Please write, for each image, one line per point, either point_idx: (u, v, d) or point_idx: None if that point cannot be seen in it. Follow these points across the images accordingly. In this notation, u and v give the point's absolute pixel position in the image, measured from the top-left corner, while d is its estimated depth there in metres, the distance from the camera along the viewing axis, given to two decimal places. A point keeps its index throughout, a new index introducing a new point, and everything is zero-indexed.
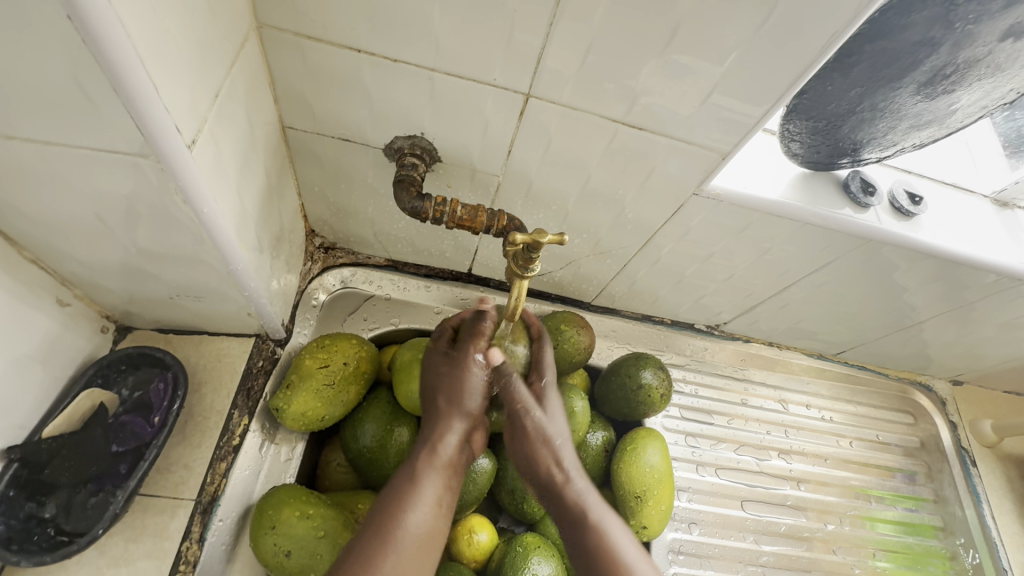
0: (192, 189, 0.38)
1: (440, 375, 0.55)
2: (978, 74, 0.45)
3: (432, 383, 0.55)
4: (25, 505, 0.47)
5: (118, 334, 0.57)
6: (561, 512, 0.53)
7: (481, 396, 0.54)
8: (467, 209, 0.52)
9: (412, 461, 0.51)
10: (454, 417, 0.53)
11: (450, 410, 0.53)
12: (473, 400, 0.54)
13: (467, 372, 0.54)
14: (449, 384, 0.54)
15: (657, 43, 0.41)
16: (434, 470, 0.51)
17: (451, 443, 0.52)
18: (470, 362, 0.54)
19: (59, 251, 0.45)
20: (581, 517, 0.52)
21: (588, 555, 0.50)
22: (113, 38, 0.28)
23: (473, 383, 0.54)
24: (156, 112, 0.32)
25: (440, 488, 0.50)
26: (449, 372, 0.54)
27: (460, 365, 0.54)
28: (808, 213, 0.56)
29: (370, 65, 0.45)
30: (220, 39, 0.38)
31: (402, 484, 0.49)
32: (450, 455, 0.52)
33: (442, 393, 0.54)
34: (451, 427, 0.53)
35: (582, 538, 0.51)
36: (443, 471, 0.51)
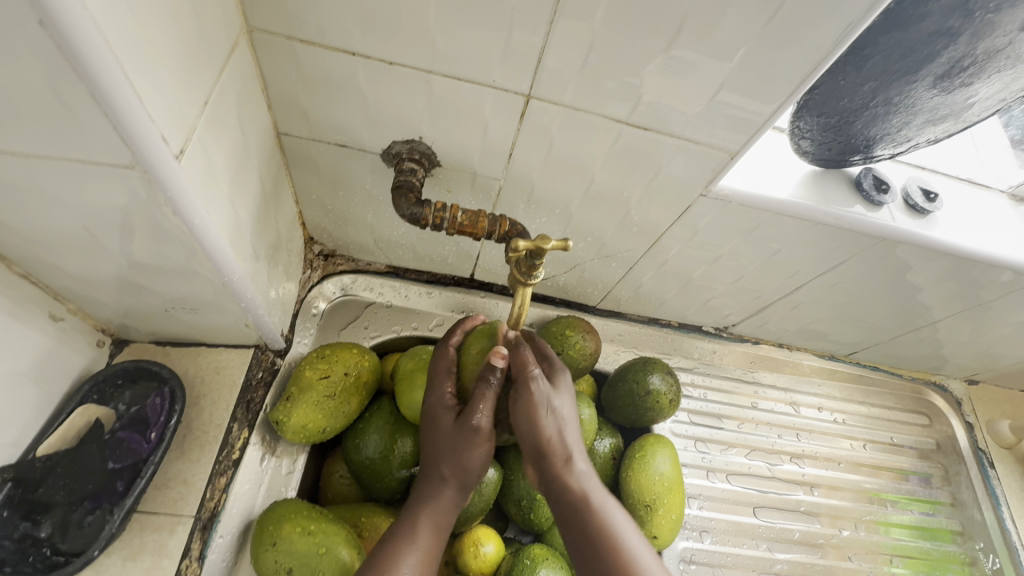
0: (180, 200, 0.37)
1: (444, 443, 0.51)
2: (997, 65, 0.43)
3: (431, 445, 0.52)
4: (20, 525, 0.46)
5: (115, 348, 0.56)
6: (561, 487, 0.51)
7: (484, 467, 0.52)
8: (468, 214, 0.50)
9: (409, 524, 0.50)
10: (452, 484, 0.52)
11: (450, 479, 0.51)
12: (477, 470, 0.52)
13: (478, 444, 0.51)
14: (454, 455, 0.51)
15: (661, 41, 0.40)
16: (429, 534, 0.50)
17: (446, 509, 0.51)
18: (481, 439, 0.51)
19: (50, 266, 0.44)
20: (583, 498, 0.50)
21: (594, 540, 0.48)
22: (89, 44, 0.26)
23: (478, 455, 0.51)
24: (142, 121, 0.31)
25: (433, 548, 0.49)
26: (450, 438, 0.51)
27: (469, 437, 0.50)
28: (819, 212, 0.55)
29: (365, 67, 0.44)
30: (208, 43, 0.36)
31: (394, 542, 0.48)
32: (445, 520, 0.51)
33: (444, 460, 0.51)
34: (447, 494, 0.52)
35: (586, 520, 0.49)
36: (440, 529, 0.50)
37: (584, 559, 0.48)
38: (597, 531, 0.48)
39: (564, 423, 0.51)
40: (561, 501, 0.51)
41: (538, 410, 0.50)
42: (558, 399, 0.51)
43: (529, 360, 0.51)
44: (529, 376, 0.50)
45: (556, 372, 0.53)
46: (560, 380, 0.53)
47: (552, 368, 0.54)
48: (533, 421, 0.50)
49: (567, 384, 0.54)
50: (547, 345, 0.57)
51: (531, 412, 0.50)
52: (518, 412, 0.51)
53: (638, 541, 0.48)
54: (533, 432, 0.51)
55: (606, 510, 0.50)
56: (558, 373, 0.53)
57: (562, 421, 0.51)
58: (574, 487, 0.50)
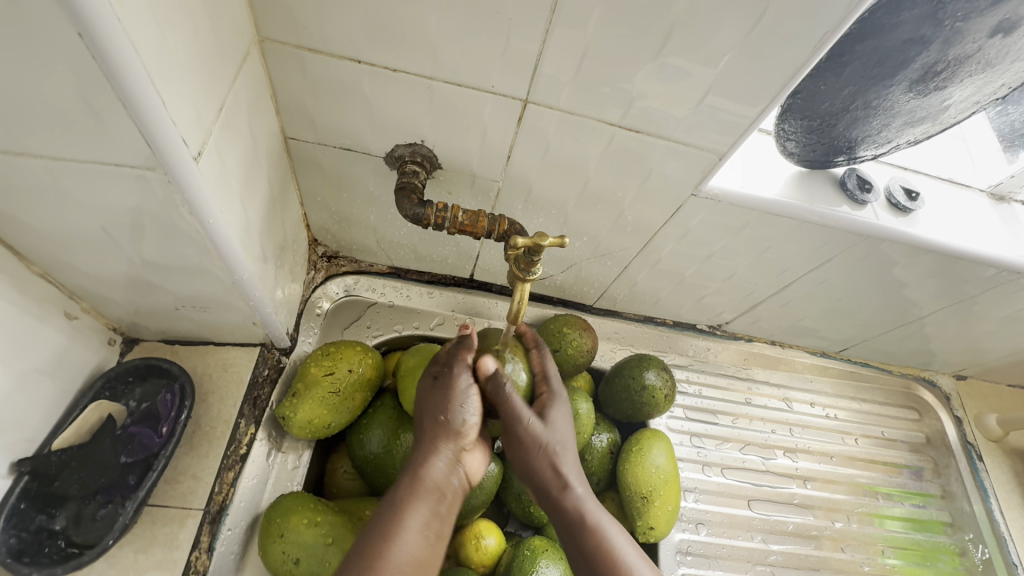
0: (196, 200, 0.38)
1: (426, 397, 0.53)
2: (969, 70, 0.46)
3: (419, 406, 0.53)
4: (36, 518, 0.47)
5: (126, 346, 0.58)
6: (564, 516, 0.52)
7: (471, 414, 0.52)
8: (468, 214, 0.52)
9: (396, 490, 0.47)
10: (440, 438, 0.50)
11: (436, 432, 0.50)
12: (461, 417, 0.51)
13: (454, 392, 0.52)
14: (434, 407, 0.51)
15: (651, 48, 0.42)
16: (421, 496, 0.47)
17: (437, 467, 0.49)
18: (456, 386, 0.52)
19: (67, 265, 0.46)
20: (581, 521, 0.51)
21: (592, 559, 0.49)
22: (120, 54, 0.28)
23: (459, 405, 0.51)
24: (164, 124, 0.33)
25: (427, 512, 0.47)
26: (435, 396, 0.52)
27: (445, 386, 0.52)
28: (805, 211, 0.57)
29: (370, 74, 0.46)
30: (224, 52, 0.38)
31: (385, 514, 0.45)
32: (438, 478, 0.49)
33: (428, 416, 0.52)
34: (439, 450, 0.50)
35: (585, 541, 0.50)
36: (432, 495, 0.48)
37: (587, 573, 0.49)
38: (596, 549, 0.49)
39: (560, 452, 0.53)
40: (562, 525, 0.52)
41: (533, 446, 0.52)
42: (550, 431, 0.53)
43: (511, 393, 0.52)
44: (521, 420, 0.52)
45: (551, 400, 0.55)
46: (555, 411, 0.55)
47: (550, 395, 0.56)
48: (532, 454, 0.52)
49: (558, 410, 0.55)
50: (548, 358, 0.58)
51: (529, 451, 0.52)
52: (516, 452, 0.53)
53: (634, 555, 0.50)
54: (533, 467, 0.53)
55: (601, 527, 0.51)
56: (551, 403, 0.55)
57: (557, 450, 0.53)
58: (572, 509, 0.51)
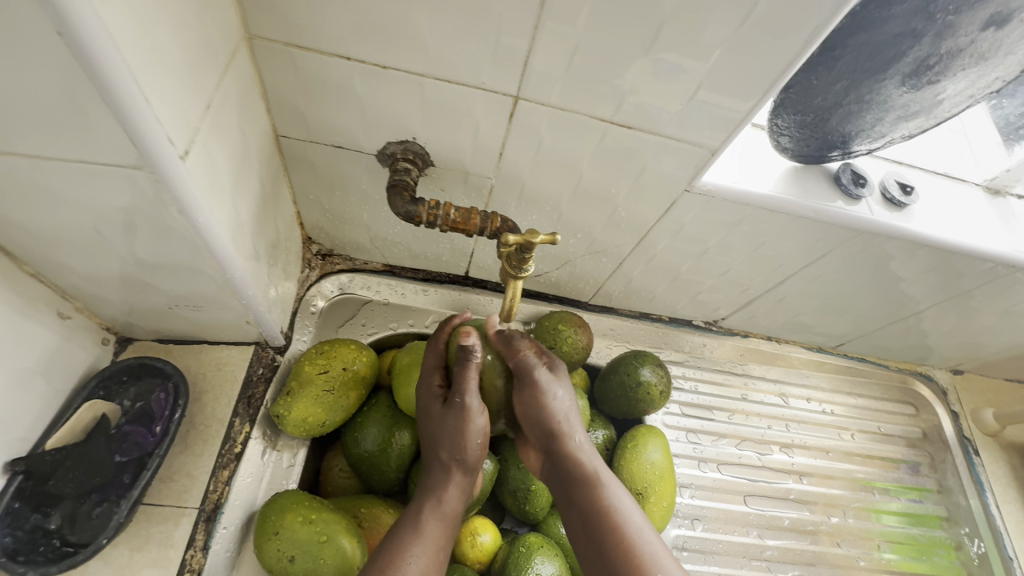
0: (185, 200, 0.38)
1: (438, 426, 0.52)
2: (962, 64, 0.45)
3: (429, 431, 0.53)
4: (30, 517, 0.48)
5: (119, 346, 0.58)
6: (571, 470, 0.51)
7: (482, 447, 0.53)
8: (460, 211, 0.52)
9: (415, 516, 0.50)
10: (453, 470, 0.52)
11: (450, 465, 0.52)
12: (473, 451, 0.52)
13: (466, 425, 0.51)
14: (447, 439, 0.51)
15: (642, 43, 0.42)
16: (439, 523, 0.50)
17: (454, 494, 0.52)
18: (469, 416, 0.51)
19: (59, 265, 0.46)
20: (588, 478, 0.51)
21: (596, 516, 0.49)
22: (102, 53, 0.28)
23: (474, 438, 0.51)
24: (150, 124, 0.33)
25: (441, 538, 0.50)
26: (448, 427, 0.51)
27: (457, 416, 0.51)
28: (799, 206, 0.57)
29: (360, 71, 0.46)
30: (211, 50, 0.38)
31: (399, 539, 0.48)
32: (452, 506, 0.52)
33: (443, 447, 0.52)
34: (451, 480, 0.52)
35: (590, 498, 0.50)
36: (448, 522, 0.51)
37: (589, 533, 0.49)
38: (601, 509, 0.49)
39: (567, 409, 0.53)
40: (567, 479, 0.52)
41: (540, 397, 0.51)
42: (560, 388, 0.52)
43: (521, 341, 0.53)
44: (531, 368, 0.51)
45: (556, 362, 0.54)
46: (562, 374, 0.55)
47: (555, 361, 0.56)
48: (541, 409, 0.51)
49: (565, 371, 0.54)
50: (550, 352, 0.54)
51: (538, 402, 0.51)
52: (525, 399, 0.51)
53: (640, 519, 0.49)
54: (541, 419, 0.52)
55: (607, 488, 0.50)
56: (555, 361, 0.53)
57: (565, 405, 0.52)
58: (580, 470, 0.51)
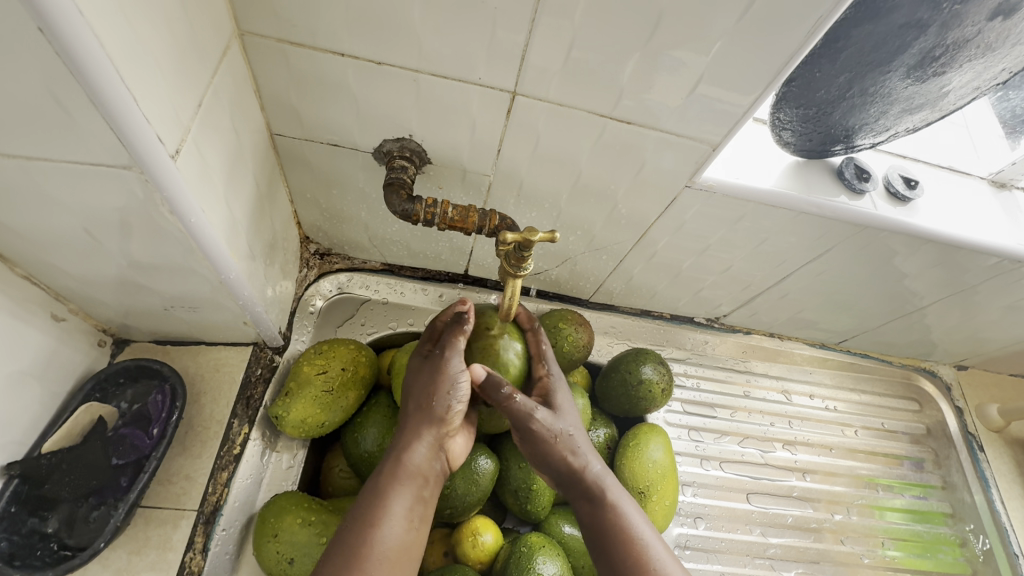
0: (177, 200, 0.38)
1: (415, 378, 0.52)
2: (968, 55, 0.44)
3: (406, 387, 0.53)
4: (28, 521, 0.47)
5: (116, 348, 0.58)
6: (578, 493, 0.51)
7: (457, 400, 0.51)
8: (458, 210, 0.51)
9: (380, 473, 0.48)
10: (423, 425, 0.50)
11: (420, 419, 0.50)
12: (445, 403, 0.50)
13: (442, 374, 0.51)
14: (420, 389, 0.51)
15: (640, 37, 0.41)
16: (405, 481, 0.48)
17: (420, 453, 0.50)
18: (445, 366, 0.51)
19: (52, 267, 0.46)
20: (597, 493, 0.50)
21: (607, 532, 0.48)
22: (85, 50, 0.28)
23: (448, 386, 0.51)
24: (138, 123, 0.32)
25: (410, 499, 0.47)
26: (424, 376, 0.52)
27: (434, 368, 0.52)
28: (802, 201, 0.56)
29: (354, 68, 0.45)
30: (201, 47, 0.38)
31: (368, 500, 0.46)
32: (421, 464, 0.49)
33: (415, 398, 0.51)
34: (421, 437, 0.50)
35: (600, 513, 0.49)
36: (415, 481, 0.48)
37: (603, 551, 0.47)
38: (611, 524, 0.48)
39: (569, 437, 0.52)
40: (577, 497, 0.51)
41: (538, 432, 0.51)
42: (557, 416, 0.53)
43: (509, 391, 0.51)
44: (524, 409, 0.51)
45: (552, 383, 0.56)
46: (558, 396, 0.55)
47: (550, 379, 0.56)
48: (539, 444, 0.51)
49: (563, 400, 0.55)
50: (544, 340, 0.57)
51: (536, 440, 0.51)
52: (523, 438, 0.52)
53: (650, 530, 0.48)
54: (542, 450, 0.52)
55: (616, 501, 0.49)
56: (552, 394, 0.55)
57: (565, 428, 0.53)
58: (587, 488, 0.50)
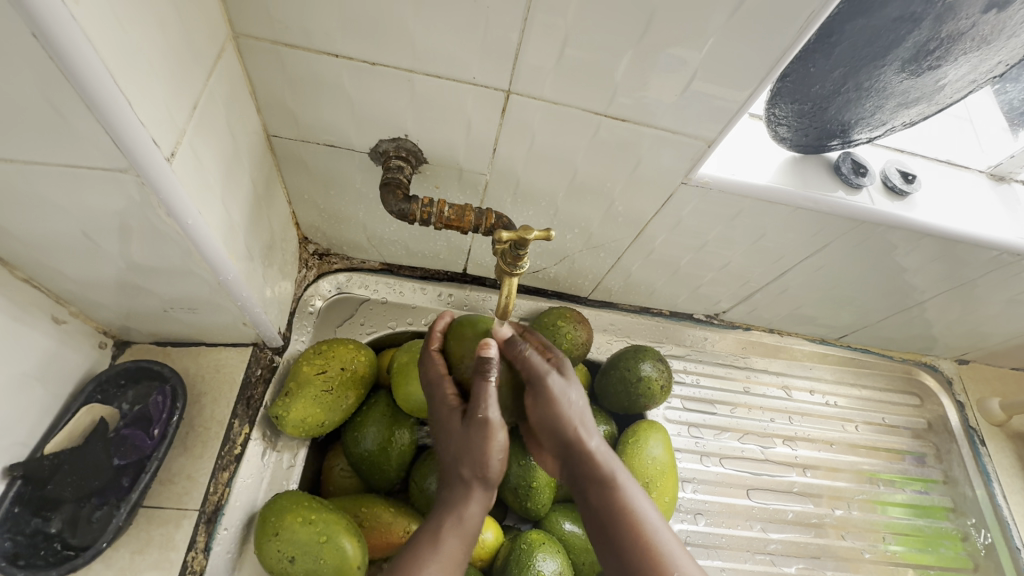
0: (173, 201, 0.38)
1: (459, 441, 0.48)
2: (963, 48, 0.44)
3: (452, 447, 0.49)
4: (31, 521, 0.48)
5: (117, 349, 0.58)
6: (588, 474, 0.50)
7: (502, 459, 0.49)
8: (454, 209, 0.52)
9: (430, 529, 0.47)
10: (474, 487, 0.49)
11: (472, 482, 0.49)
12: (496, 467, 0.49)
13: (489, 444, 0.48)
14: (470, 455, 0.48)
15: (633, 34, 0.41)
16: (455, 538, 0.47)
17: (473, 510, 0.48)
18: (490, 431, 0.47)
19: (52, 270, 0.46)
20: (605, 479, 0.49)
21: (614, 516, 0.48)
22: (79, 54, 0.28)
23: (493, 454, 0.48)
24: (132, 126, 0.32)
25: (462, 554, 0.47)
26: (469, 442, 0.48)
27: (479, 432, 0.48)
28: (799, 196, 0.56)
29: (349, 68, 0.45)
30: (196, 50, 0.38)
31: (418, 554, 0.46)
32: (474, 526, 0.48)
33: (464, 462, 0.48)
34: (473, 498, 0.49)
35: (607, 497, 0.49)
36: (466, 538, 0.48)
37: (613, 536, 0.48)
38: (618, 508, 0.48)
39: (580, 410, 0.51)
40: (584, 479, 0.50)
41: (553, 404, 0.50)
42: (570, 387, 0.51)
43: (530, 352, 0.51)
44: (543, 376, 0.50)
45: (562, 359, 0.53)
46: (571, 367, 0.53)
47: (560, 359, 0.53)
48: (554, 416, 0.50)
49: (575, 371, 0.53)
50: (539, 334, 0.56)
51: (552, 408, 0.50)
52: (538, 408, 0.50)
53: (657, 517, 0.48)
54: (554, 425, 0.51)
55: (623, 486, 0.49)
56: (566, 362, 0.53)
57: (578, 407, 0.51)
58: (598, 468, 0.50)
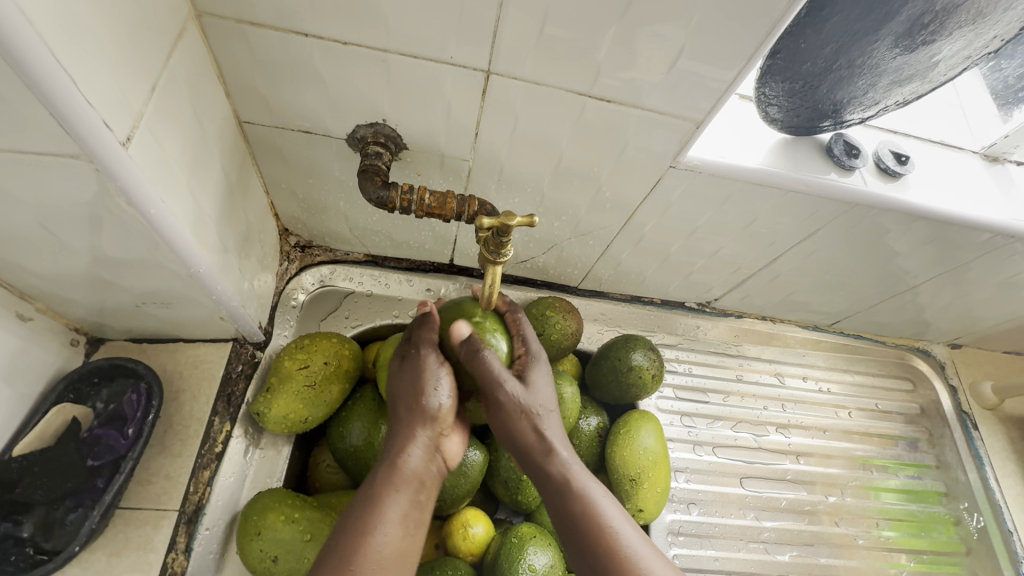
0: (133, 190, 0.36)
1: (396, 380, 0.50)
2: (958, 21, 0.43)
3: (392, 390, 0.50)
4: (1, 525, 0.46)
5: (90, 347, 0.56)
6: (547, 479, 0.48)
7: (445, 400, 0.49)
8: (435, 196, 0.50)
9: (374, 479, 0.46)
10: (415, 428, 0.48)
11: (409, 420, 0.48)
12: (435, 400, 0.48)
13: (424, 377, 0.48)
14: (403, 392, 0.49)
15: (615, 10, 0.39)
16: (399, 487, 0.45)
17: (414, 457, 0.47)
18: (425, 366, 0.49)
19: (13, 265, 0.44)
20: (566, 483, 0.47)
21: (574, 524, 0.46)
22: (13, 30, 0.26)
23: (430, 388, 0.48)
24: (79, 108, 0.30)
25: (407, 502, 0.45)
26: (404, 379, 0.49)
27: (413, 368, 0.49)
28: (791, 179, 0.54)
29: (320, 49, 0.43)
30: (151, 29, 0.36)
31: (364, 503, 0.44)
32: (417, 468, 0.47)
33: (400, 401, 0.49)
34: (414, 440, 0.48)
35: (568, 504, 0.47)
36: (411, 485, 0.46)
37: (575, 542, 0.46)
38: (580, 517, 0.46)
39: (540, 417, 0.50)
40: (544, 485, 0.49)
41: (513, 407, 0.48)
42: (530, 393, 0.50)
43: (487, 354, 0.48)
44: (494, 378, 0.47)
45: (530, 362, 0.52)
46: (534, 372, 0.51)
47: (528, 356, 0.52)
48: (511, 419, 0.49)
49: (541, 372, 0.52)
50: (525, 322, 0.54)
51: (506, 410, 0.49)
52: (495, 412, 0.49)
53: (620, 519, 0.46)
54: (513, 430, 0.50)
55: (586, 491, 0.47)
56: (530, 363, 0.52)
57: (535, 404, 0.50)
58: (557, 473, 0.48)
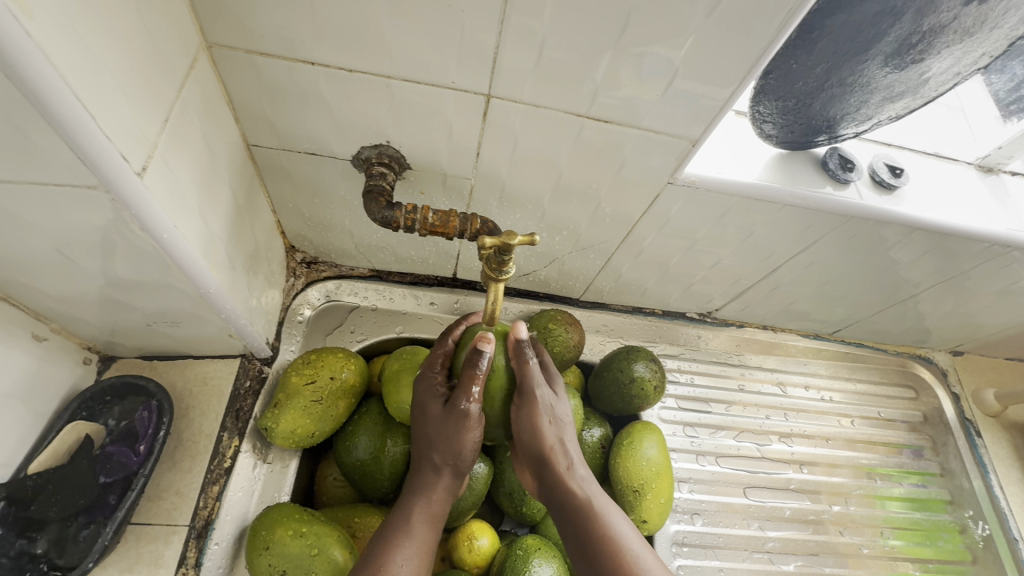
0: (146, 216, 0.37)
1: (435, 427, 0.50)
2: (946, 41, 0.44)
3: (426, 432, 0.51)
4: (16, 543, 0.47)
5: (102, 364, 0.58)
6: (564, 493, 0.51)
7: (474, 451, 0.51)
8: (438, 215, 0.51)
9: (401, 513, 0.50)
10: (444, 470, 0.52)
11: (442, 464, 0.51)
12: (468, 453, 0.51)
13: (464, 430, 0.49)
14: (442, 441, 0.50)
15: (611, 35, 0.41)
16: (424, 520, 0.50)
17: (440, 494, 0.52)
18: (469, 422, 0.49)
19: (30, 288, 0.45)
20: (585, 501, 0.50)
21: (595, 543, 0.49)
22: (38, 72, 0.28)
23: (468, 438, 0.50)
24: (99, 140, 0.32)
25: (429, 534, 0.50)
26: (444, 428, 0.50)
27: (456, 422, 0.49)
28: (787, 193, 0.55)
29: (326, 76, 0.44)
30: (164, 62, 0.37)
31: (390, 534, 0.49)
32: (440, 504, 0.52)
33: (436, 448, 0.50)
34: (441, 479, 0.52)
35: (585, 521, 0.50)
36: (434, 519, 0.51)
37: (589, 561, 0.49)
38: (598, 534, 0.49)
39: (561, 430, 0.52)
40: (561, 503, 0.51)
41: (539, 417, 0.50)
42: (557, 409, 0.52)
43: (530, 358, 0.50)
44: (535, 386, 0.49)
45: (552, 379, 0.53)
46: (557, 389, 0.53)
47: (550, 375, 0.54)
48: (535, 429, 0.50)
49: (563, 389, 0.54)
50: (545, 348, 0.55)
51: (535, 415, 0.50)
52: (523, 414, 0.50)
53: (636, 539, 0.50)
54: (538, 439, 0.51)
55: (604, 513, 0.50)
56: (554, 377, 0.54)
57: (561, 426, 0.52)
58: (577, 489, 0.51)
